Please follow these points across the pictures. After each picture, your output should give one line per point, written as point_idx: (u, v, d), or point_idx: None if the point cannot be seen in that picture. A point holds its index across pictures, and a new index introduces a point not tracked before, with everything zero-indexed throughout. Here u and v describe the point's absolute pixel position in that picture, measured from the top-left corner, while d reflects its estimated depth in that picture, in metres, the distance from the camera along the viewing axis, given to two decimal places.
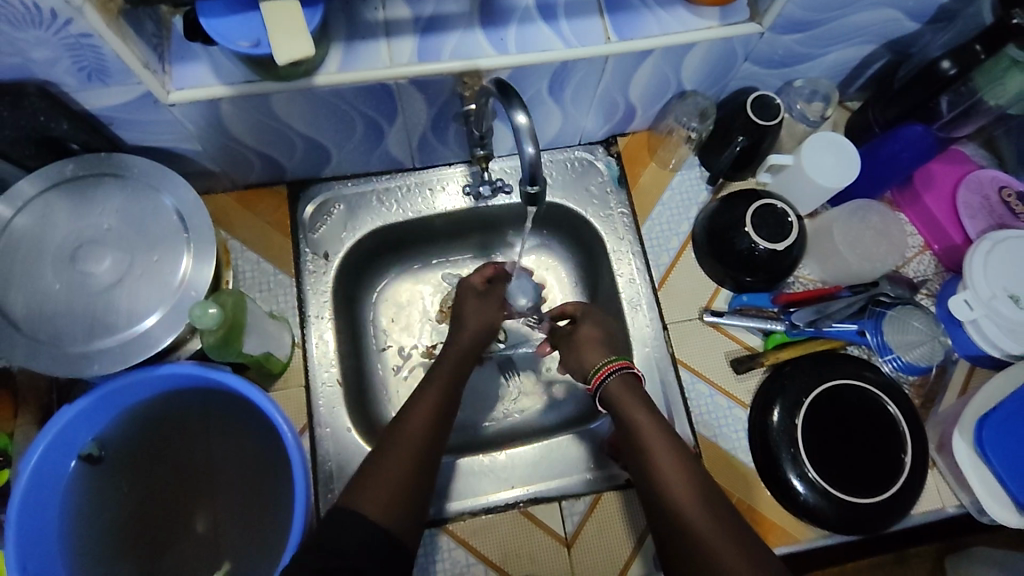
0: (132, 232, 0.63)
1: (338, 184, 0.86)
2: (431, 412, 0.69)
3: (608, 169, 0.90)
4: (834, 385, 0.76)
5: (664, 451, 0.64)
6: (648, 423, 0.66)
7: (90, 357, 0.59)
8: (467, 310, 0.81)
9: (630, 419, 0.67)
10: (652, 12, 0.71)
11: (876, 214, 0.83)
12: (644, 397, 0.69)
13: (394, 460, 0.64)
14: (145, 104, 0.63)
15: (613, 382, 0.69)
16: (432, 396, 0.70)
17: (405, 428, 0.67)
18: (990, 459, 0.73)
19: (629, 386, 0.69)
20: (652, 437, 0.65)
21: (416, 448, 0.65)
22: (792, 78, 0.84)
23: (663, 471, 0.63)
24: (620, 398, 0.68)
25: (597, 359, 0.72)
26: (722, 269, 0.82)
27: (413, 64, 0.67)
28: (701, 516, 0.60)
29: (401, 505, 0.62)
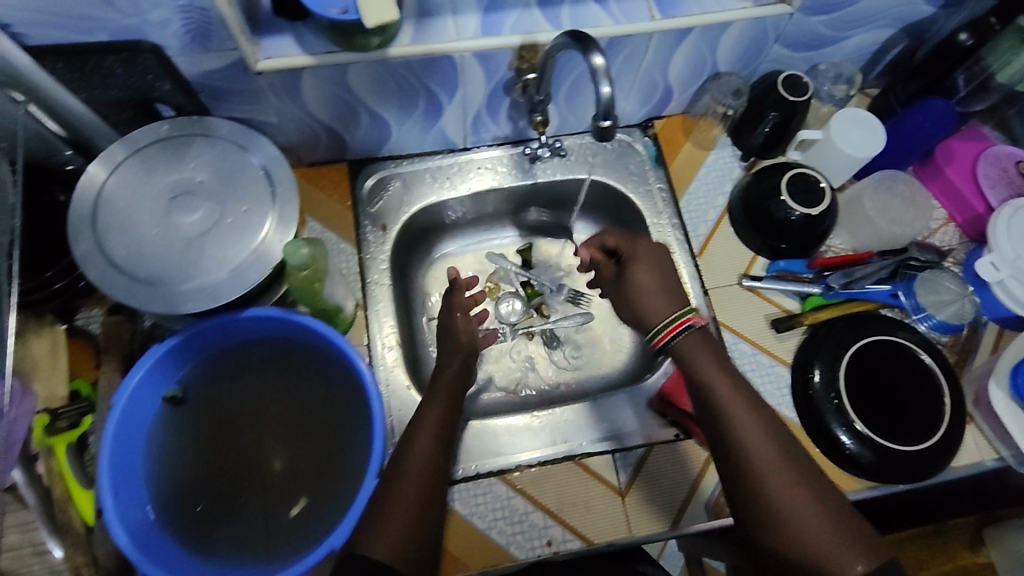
0: (222, 186, 0.68)
1: (395, 163, 0.91)
2: (434, 438, 0.62)
3: (646, 149, 0.95)
4: (871, 341, 0.79)
5: (745, 414, 0.59)
6: (726, 381, 0.61)
7: (184, 296, 0.64)
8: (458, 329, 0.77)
9: (704, 375, 0.62)
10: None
11: (903, 184, 0.88)
12: (718, 355, 0.64)
13: (403, 500, 0.56)
14: (236, 71, 0.69)
15: (694, 335, 0.65)
16: (429, 427, 0.63)
17: (407, 466, 0.59)
18: None
19: (705, 339, 0.64)
20: (729, 395, 0.60)
21: (423, 491, 0.57)
22: (816, 63, 0.91)
23: (746, 435, 0.58)
24: (694, 356, 0.63)
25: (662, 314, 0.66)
26: (759, 237, 0.87)
27: (477, 37, 0.74)
28: (787, 491, 0.55)
29: (416, 551, 0.53)
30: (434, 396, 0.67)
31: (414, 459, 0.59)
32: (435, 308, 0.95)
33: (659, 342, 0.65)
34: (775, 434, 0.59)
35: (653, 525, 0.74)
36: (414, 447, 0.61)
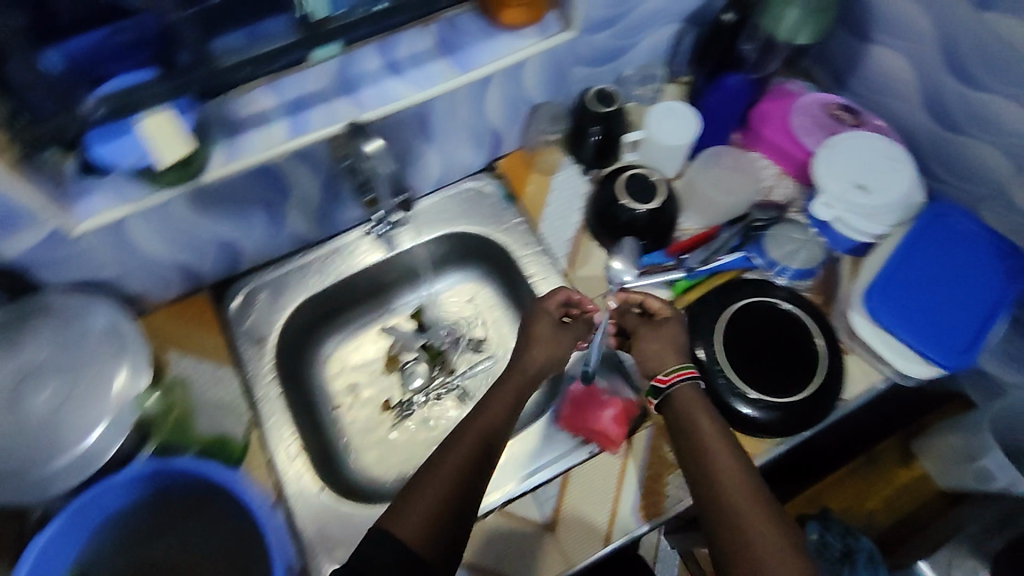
0: (65, 357, 0.68)
1: (259, 274, 0.92)
2: (478, 442, 0.68)
3: (496, 190, 0.99)
4: (741, 306, 0.84)
5: (726, 457, 0.66)
6: (709, 426, 0.69)
7: (50, 478, 0.63)
8: (539, 333, 0.79)
9: (697, 421, 0.70)
10: (482, 45, 0.82)
11: (728, 155, 0.95)
12: (706, 407, 0.71)
13: (431, 493, 0.62)
14: (56, 241, 0.69)
15: (686, 387, 0.72)
16: (482, 425, 0.69)
17: (443, 463, 0.65)
18: (882, 320, 0.81)
19: (701, 394, 0.72)
20: (711, 437, 0.68)
21: (461, 480, 0.64)
22: (622, 70, 0.97)
23: (721, 470, 0.65)
24: (685, 404, 0.71)
25: (672, 360, 0.75)
26: (617, 241, 0.92)
27: (289, 140, 0.75)
28: (760, 523, 0.61)
29: (434, 535, 0.60)
30: (512, 379, 0.76)
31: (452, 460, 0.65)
32: (343, 399, 0.96)
33: (664, 384, 0.73)
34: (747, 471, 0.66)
35: (587, 546, 0.76)
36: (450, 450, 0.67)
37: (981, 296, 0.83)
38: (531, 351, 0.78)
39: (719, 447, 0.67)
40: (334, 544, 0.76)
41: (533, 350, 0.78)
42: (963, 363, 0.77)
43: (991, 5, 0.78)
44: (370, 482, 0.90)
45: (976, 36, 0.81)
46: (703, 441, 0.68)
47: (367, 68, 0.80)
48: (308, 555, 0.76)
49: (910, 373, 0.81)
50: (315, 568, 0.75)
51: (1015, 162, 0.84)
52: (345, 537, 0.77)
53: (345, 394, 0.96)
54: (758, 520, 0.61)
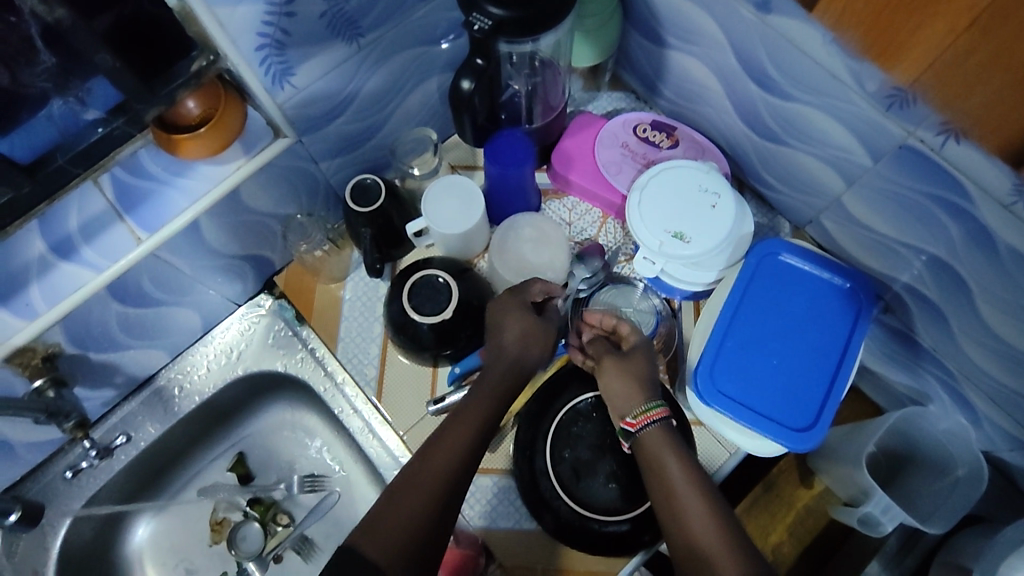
0: None
1: (21, 488, 0.78)
2: (457, 455, 0.59)
3: (281, 314, 0.84)
4: (565, 410, 0.74)
5: (697, 506, 0.57)
6: (678, 470, 0.60)
7: None
8: (507, 323, 0.70)
9: (661, 469, 0.61)
10: (170, 191, 0.66)
11: (529, 223, 0.81)
12: (685, 448, 0.62)
13: (407, 505, 0.55)
14: None
15: (654, 432, 0.63)
16: (462, 437, 0.61)
17: (429, 467, 0.58)
18: (715, 407, 0.70)
19: (673, 434, 0.63)
20: (682, 480, 0.59)
21: (441, 489, 0.57)
22: (387, 147, 0.82)
23: (694, 526, 0.55)
24: (656, 446, 0.62)
25: (639, 399, 0.66)
26: (423, 355, 0.78)
27: None
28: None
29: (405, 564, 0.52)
30: (498, 369, 0.68)
31: (435, 466, 0.58)
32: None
33: (632, 428, 0.65)
34: (723, 514, 0.56)
35: None
36: (437, 453, 0.59)
37: (823, 347, 0.71)
38: (507, 350, 0.69)
39: (685, 494, 0.58)
40: None
41: (511, 347, 0.69)
42: (805, 443, 0.68)
43: (771, 10, 0.62)
44: None
45: (763, 43, 0.66)
46: (669, 490, 0.59)
47: (27, 256, 0.64)
48: None
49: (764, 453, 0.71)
50: None
51: (843, 175, 0.71)
52: None
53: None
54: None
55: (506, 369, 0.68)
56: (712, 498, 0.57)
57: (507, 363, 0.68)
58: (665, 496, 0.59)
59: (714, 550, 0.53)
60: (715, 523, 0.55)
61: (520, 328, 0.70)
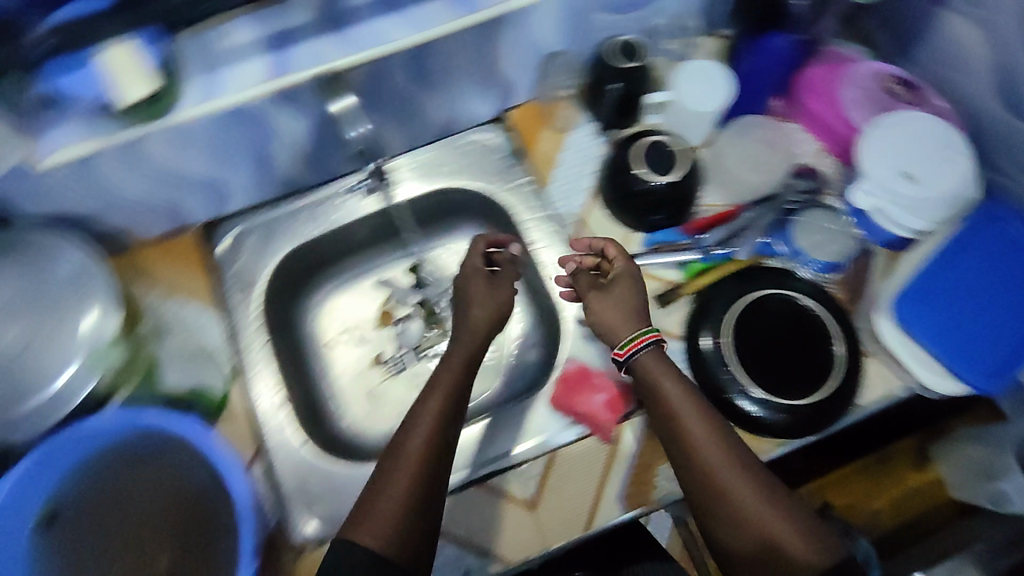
0: (30, 300, 0.65)
1: (248, 216, 0.88)
2: (435, 421, 0.63)
3: (504, 145, 0.91)
4: (754, 298, 0.78)
5: (705, 429, 0.61)
6: (676, 391, 0.64)
7: (15, 423, 0.63)
8: (475, 292, 0.76)
9: (664, 395, 0.64)
10: None
11: (761, 128, 0.87)
12: (674, 366, 0.67)
13: (402, 473, 0.59)
14: (20, 176, 0.66)
15: (647, 355, 0.67)
16: (438, 403, 0.64)
17: (408, 446, 0.61)
18: (914, 331, 0.76)
19: (662, 359, 0.67)
20: (682, 402, 0.63)
21: (426, 460, 0.60)
22: (654, 20, 0.86)
23: (700, 445, 0.60)
24: (649, 369, 0.66)
25: (629, 330, 0.69)
26: (630, 214, 0.84)
27: (267, 82, 0.68)
28: (750, 492, 0.57)
29: (411, 535, 0.57)
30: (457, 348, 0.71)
31: (412, 443, 0.61)
32: (336, 339, 0.94)
33: (622, 357, 0.68)
34: (729, 438, 0.61)
35: (565, 532, 0.74)
36: (414, 432, 0.62)
37: None
38: (474, 307, 0.74)
39: (691, 419, 0.62)
40: (312, 501, 0.76)
41: (472, 308, 0.74)
42: (992, 386, 0.74)
43: None
44: (361, 441, 0.87)
45: None
46: (676, 415, 0.63)
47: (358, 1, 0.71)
48: (287, 510, 0.75)
49: (943, 391, 0.75)
50: (290, 523, 0.74)
51: None
52: (323, 494, 0.76)
53: (333, 334, 0.94)
54: (744, 490, 0.57)
55: (460, 345, 0.71)
56: (716, 425, 0.62)
57: (468, 334, 0.72)
58: (674, 420, 0.63)
59: (723, 469, 0.59)
60: (726, 445, 0.60)
61: (483, 304, 0.74)
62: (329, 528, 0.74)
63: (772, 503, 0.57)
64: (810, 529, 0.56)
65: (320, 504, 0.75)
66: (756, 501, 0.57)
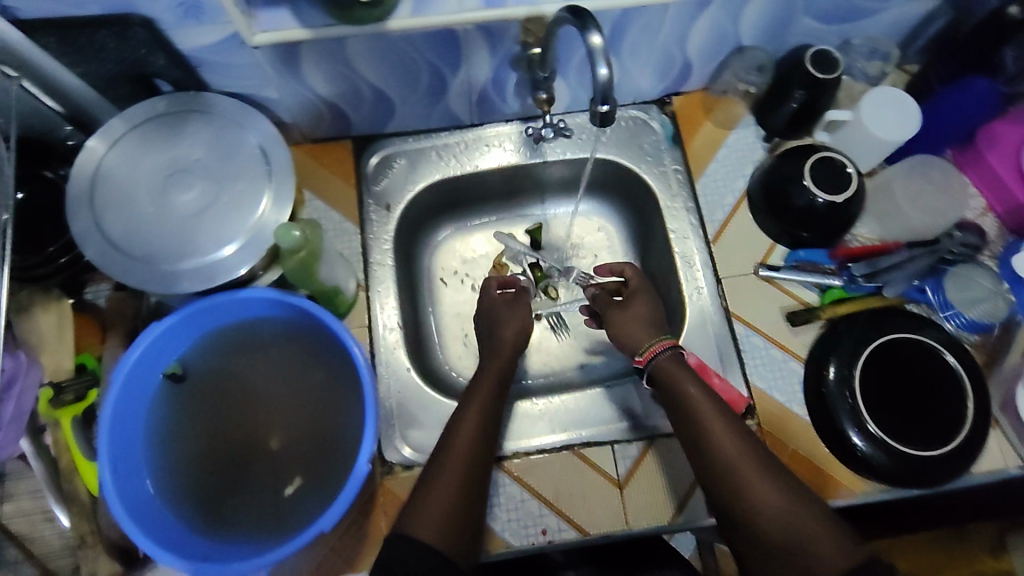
0: (217, 164, 0.68)
1: (401, 139, 0.90)
2: (475, 429, 0.67)
3: (662, 128, 0.90)
4: (890, 339, 0.75)
5: (725, 433, 0.61)
6: (694, 389, 0.65)
7: (176, 276, 0.65)
8: (502, 316, 0.82)
9: (689, 401, 0.64)
10: None
11: (938, 169, 0.82)
12: (695, 373, 0.68)
13: (452, 465, 0.64)
14: (232, 45, 0.68)
15: (666, 356, 0.69)
16: (477, 410, 0.69)
17: (454, 444, 0.66)
18: None
19: (681, 363, 0.68)
20: (700, 399, 0.64)
21: (471, 456, 0.65)
22: (849, 37, 0.84)
23: (718, 438, 0.61)
24: (667, 371, 0.68)
25: (648, 338, 0.73)
26: (778, 225, 0.83)
27: (480, 9, 0.69)
28: (764, 483, 0.57)
29: (460, 528, 0.60)
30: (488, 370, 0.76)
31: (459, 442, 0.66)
32: (450, 277, 0.95)
33: (642, 363, 0.71)
34: (750, 443, 0.60)
35: (648, 519, 0.73)
36: (459, 433, 0.67)
37: None
38: (502, 338, 0.80)
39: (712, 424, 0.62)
40: (410, 425, 0.78)
41: (502, 331, 0.80)
42: None
43: None
44: (456, 380, 0.89)
45: None
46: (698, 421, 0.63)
47: None
48: (385, 427, 0.77)
49: None
50: (386, 441, 0.77)
51: None
52: (421, 420, 0.78)
53: (453, 269, 0.96)
54: (768, 494, 0.56)
55: (495, 356, 0.78)
56: (732, 423, 0.62)
57: (509, 346, 0.78)
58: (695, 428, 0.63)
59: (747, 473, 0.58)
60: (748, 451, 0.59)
61: (516, 320, 0.81)
62: (422, 455, 0.76)
63: (801, 509, 0.55)
64: (827, 520, 0.54)
65: (417, 430, 0.78)
66: (784, 503, 0.55)
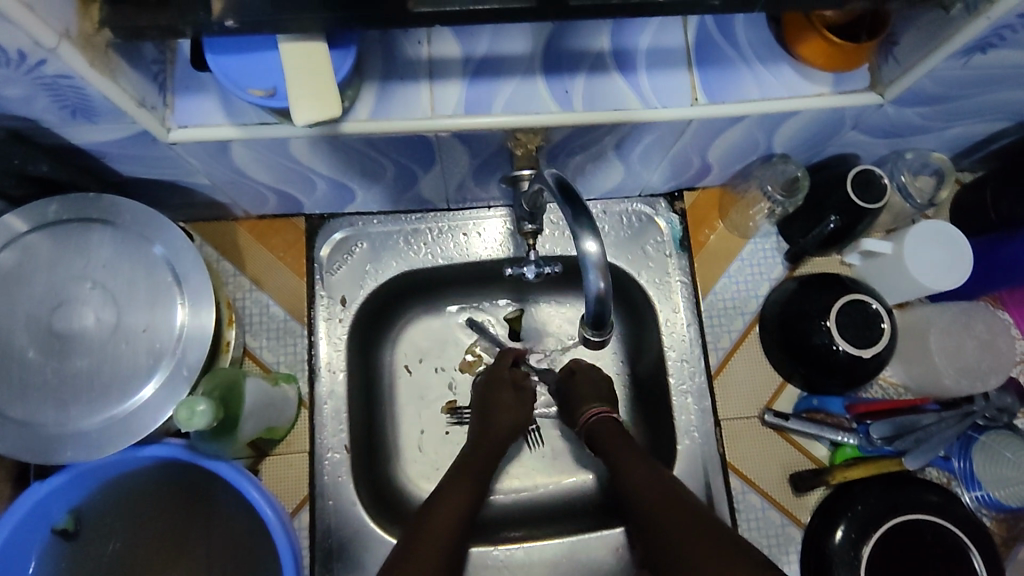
0: (122, 287, 0.56)
1: (363, 221, 0.77)
2: (461, 503, 0.66)
3: (669, 228, 0.78)
4: (905, 518, 0.66)
5: (642, 472, 0.64)
6: (624, 446, 0.68)
7: (68, 435, 0.53)
8: (494, 396, 0.75)
9: (614, 452, 0.68)
10: (739, 71, 0.58)
11: (983, 320, 0.69)
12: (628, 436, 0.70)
13: (428, 543, 0.62)
14: (143, 141, 0.54)
15: (601, 420, 0.71)
16: (464, 479, 0.69)
17: (435, 519, 0.64)
18: None
19: (613, 425, 0.70)
20: (624, 452, 0.67)
21: (450, 534, 0.63)
22: (902, 149, 0.70)
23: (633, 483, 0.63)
24: (608, 436, 0.69)
25: (586, 403, 0.73)
26: (791, 364, 0.71)
27: (458, 116, 0.55)
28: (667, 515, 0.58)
29: None
30: (474, 437, 0.74)
31: (439, 519, 0.64)
32: (414, 367, 0.81)
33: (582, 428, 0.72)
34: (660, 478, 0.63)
35: None
36: (442, 506, 0.66)
37: None
38: (494, 414, 0.74)
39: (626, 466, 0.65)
40: (352, 571, 0.69)
41: (494, 411, 0.74)
42: None
43: None
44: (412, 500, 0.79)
45: None
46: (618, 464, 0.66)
47: (592, 47, 0.57)
48: (323, 572, 0.69)
49: None
50: None
51: None
52: (365, 566, 0.69)
53: (411, 363, 0.81)
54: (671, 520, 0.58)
55: (492, 421, 0.74)
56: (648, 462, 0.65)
57: (500, 426, 0.74)
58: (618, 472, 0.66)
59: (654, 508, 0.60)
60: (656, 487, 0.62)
61: (505, 394, 0.76)
62: None
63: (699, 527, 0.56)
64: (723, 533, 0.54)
65: None
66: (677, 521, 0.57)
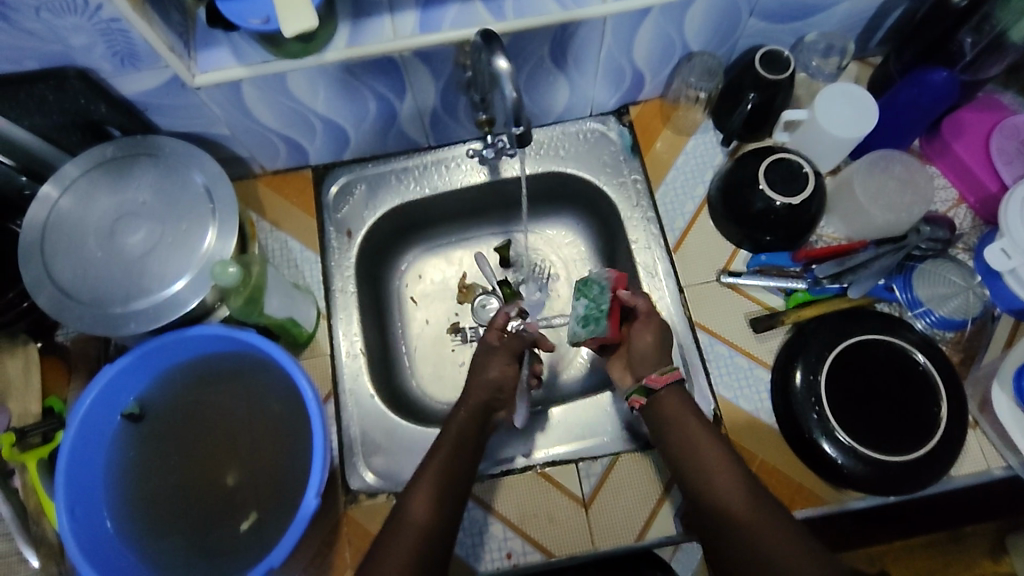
0: (164, 205, 0.69)
1: (359, 167, 0.90)
2: (433, 492, 0.62)
3: (620, 138, 0.90)
4: (857, 341, 0.73)
5: (705, 451, 0.63)
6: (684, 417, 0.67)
7: (127, 316, 0.66)
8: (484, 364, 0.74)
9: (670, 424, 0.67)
10: None
11: (900, 164, 0.79)
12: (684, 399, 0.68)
13: (395, 552, 0.58)
14: (174, 88, 0.68)
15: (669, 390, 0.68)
16: (441, 459, 0.65)
17: (404, 517, 0.61)
18: None
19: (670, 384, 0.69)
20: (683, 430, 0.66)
21: (422, 540, 0.59)
22: (804, 34, 0.82)
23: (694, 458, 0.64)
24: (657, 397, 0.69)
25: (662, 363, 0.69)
26: (739, 230, 0.81)
27: (415, 36, 0.69)
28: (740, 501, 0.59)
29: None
30: (455, 420, 0.69)
31: (409, 521, 0.60)
32: (420, 297, 0.96)
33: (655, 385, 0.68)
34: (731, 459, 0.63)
35: (616, 537, 0.73)
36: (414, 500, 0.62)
37: None
38: (470, 390, 0.72)
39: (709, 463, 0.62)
40: (373, 451, 0.78)
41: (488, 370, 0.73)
42: None
43: None
44: (427, 401, 0.89)
45: None
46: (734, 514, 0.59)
47: None
48: (348, 454, 0.78)
49: None
50: (350, 468, 0.77)
51: None
52: (386, 447, 0.79)
53: (417, 293, 0.96)
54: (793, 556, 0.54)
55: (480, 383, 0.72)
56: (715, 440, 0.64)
57: (476, 396, 0.71)
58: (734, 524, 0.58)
59: (799, 568, 0.53)
60: (788, 542, 0.55)
61: (497, 364, 0.74)
62: (385, 481, 0.76)
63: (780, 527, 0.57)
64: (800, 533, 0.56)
65: (379, 456, 0.78)
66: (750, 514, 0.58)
